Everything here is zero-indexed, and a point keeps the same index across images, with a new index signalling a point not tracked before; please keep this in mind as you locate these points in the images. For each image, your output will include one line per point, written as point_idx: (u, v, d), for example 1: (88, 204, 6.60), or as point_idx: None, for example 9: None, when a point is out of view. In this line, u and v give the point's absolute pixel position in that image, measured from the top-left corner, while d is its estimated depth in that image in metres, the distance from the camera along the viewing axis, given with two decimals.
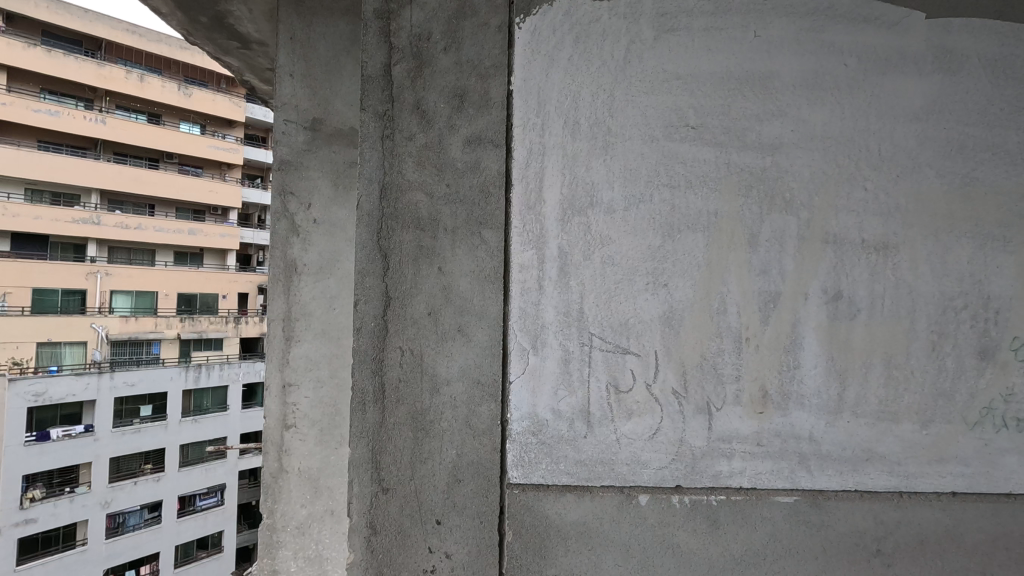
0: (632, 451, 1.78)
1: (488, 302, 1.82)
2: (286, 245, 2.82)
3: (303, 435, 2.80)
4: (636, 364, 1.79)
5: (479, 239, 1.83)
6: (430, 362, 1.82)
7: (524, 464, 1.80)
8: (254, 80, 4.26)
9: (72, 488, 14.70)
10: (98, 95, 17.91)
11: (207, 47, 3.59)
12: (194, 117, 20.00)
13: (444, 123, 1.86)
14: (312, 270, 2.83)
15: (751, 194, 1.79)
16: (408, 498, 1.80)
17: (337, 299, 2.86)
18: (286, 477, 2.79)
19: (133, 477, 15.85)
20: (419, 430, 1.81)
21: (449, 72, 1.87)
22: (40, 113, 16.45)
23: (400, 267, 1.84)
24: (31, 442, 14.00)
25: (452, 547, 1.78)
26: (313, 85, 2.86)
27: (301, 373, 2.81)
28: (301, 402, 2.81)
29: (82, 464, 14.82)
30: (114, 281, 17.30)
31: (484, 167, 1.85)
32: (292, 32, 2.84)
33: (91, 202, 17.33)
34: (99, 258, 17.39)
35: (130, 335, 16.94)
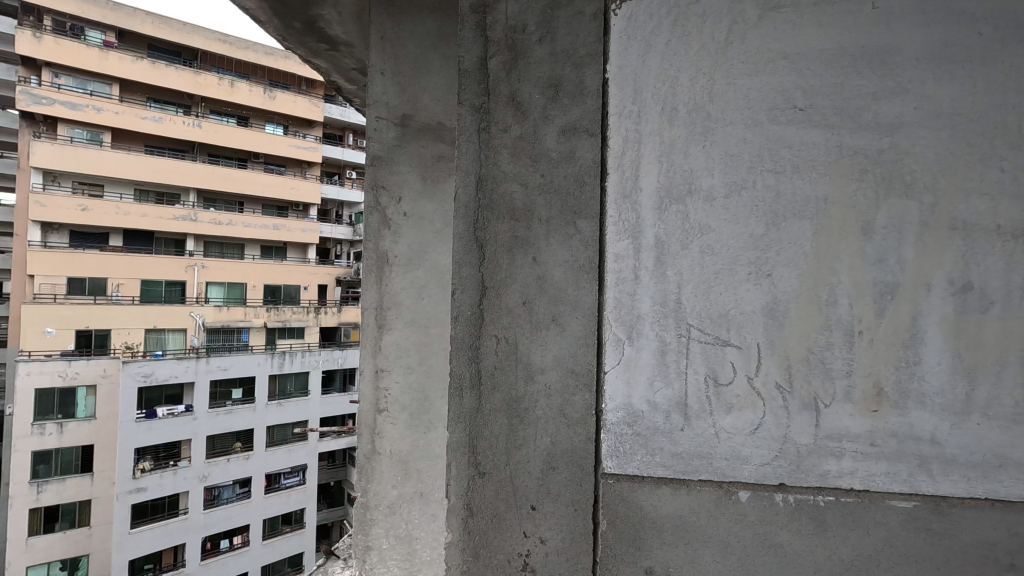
0: (732, 446, 1.73)
1: (582, 293, 1.82)
2: (378, 238, 2.94)
3: (393, 419, 2.93)
4: (736, 357, 1.73)
5: (574, 229, 1.83)
6: (525, 351, 1.85)
7: (620, 454, 1.80)
8: (340, 81, 4.47)
9: (176, 461, 16.27)
10: (194, 101, 19.46)
11: (300, 51, 3.80)
12: (278, 118, 21.20)
13: (539, 114, 1.88)
14: (402, 261, 2.94)
15: (866, 177, 1.68)
16: (504, 482, 1.84)
17: (425, 291, 2.94)
18: (378, 458, 2.95)
19: (226, 454, 17.32)
20: (515, 417, 1.85)
21: (544, 62, 1.88)
22: (146, 119, 17.94)
23: (495, 257, 1.88)
24: (141, 418, 15.53)
25: (546, 533, 1.81)
26: (403, 82, 2.97)
27: (391, 359, 2.92)
28: (392, 387, 2.93)
29: (183, 440, 16.40)
30: (209, 273, 18.89)
31: (579, 157, 1.85)
32: (382, 31, 2.93)
33: (189, 201, 19.02)
34: (196, 251, 19.08)
35: (223, 323, 18.49)
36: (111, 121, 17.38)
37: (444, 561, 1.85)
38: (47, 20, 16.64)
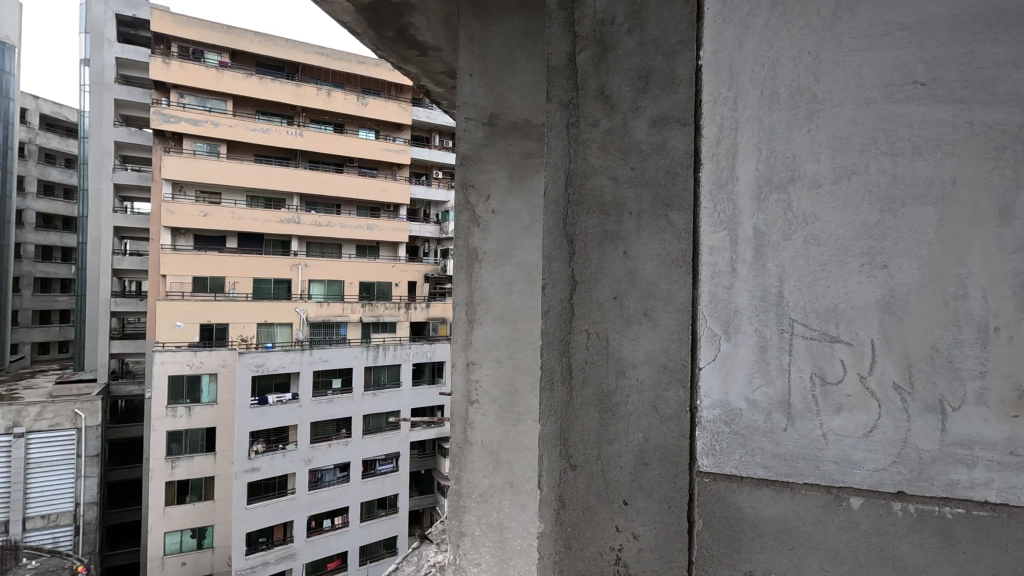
0: (842, 449, 1.62)
1: (675, 287, 1.78)
2: (468, 235, 3.04)
3: (484, 410, 3.01)
4: (847, 354, 1.61)
5: (665, 222, 1.80)
6: (616, 345, 1.84)
7: (716, 453, 1.75)
8: (430, 85, 4.64)
9: (284, 444, 17.70)
10: (296, 112, 20.94)
11: (392, 58, 4.00)
12: (370, 123, 22.33)
13: (629, 106, 1.85)
14: (491, 257, 3.01)
15: (1005, 156, 1.50)
16: (595, 477, 1.85)
17: (514, 286, 2.99)
18: (470, 448, 3.05)
19: (328, 440, 18.64)
20: (606, 411, 1.85)
21: (633, 54, 1.85)
22: (256, 131, 19.58)
23: (585, 252, 1.88)
24: (255, 404, 17.05)
25: (639, 529, 1.80)
26: (490, 82, 3.03)
27: (481, 352, 3.01)
28: (482, 379, 3.02)
29: (290, 425, 17.82)
30: (311, 271, 20.30)
31: (672, 148, 1.80)
32: (470, 34, 3.03)
33: (293, 204, 20.55)
34: (299, 252, 20.62)
35: (324, 318, 19.85)
36: (226, 134, 19.13)
37: (538, 550, 1.90)
38: (174, 47, 18.65)
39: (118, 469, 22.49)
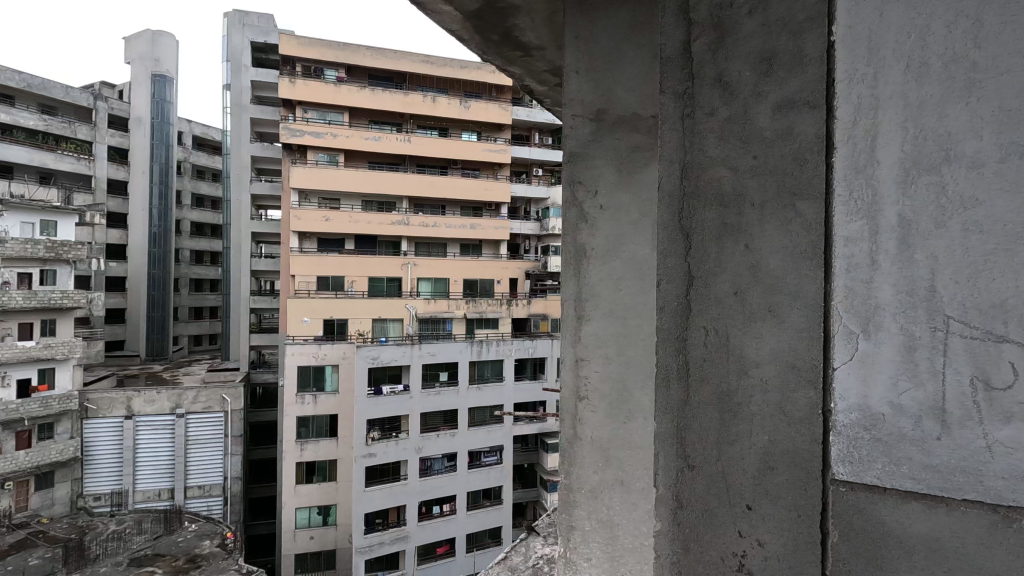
0: (1012, 465, 1.42)
1: (804, 282, 1.68)
2: (576, 231, 3.05)
3: (593, 406, 3.00)
4: (1019, 356, 1.41)
5: (793, 213, 1.70)
6: (738, 343, 1.78)
7: (854, 460, 1.61)
8: (534, 85, 4.67)
9: (397, 433, 18.92)
10: (405, 119, 22.14)
11: (497, 61, 4.10)
12: (473, 125, 22.99)
13: (751, 91, 1.77)
14: (598, 253, 2.98)
15: None
16: (715, 478, 1.80)
17: (623, 282, 2.91)
18: (580, 444, 3.05)
19: (436, 430, 19.60)
20: (727, 411, 1.80)
21: (755, 36, 1.77)
22: (369, 140, 20.99)
23: (702, 247, 1.85)
24: (371, 394, 18.46)
25: (764, 536, 1.72)
26: (597, 78, 3.02)
27: (590, 349, 3.00)
28: (591, 375, 3.00)
29: (402, 415, 18.99)
30: (420, 270, 21.37)
31: (799, 133, 1.69)
32: (576, 31, 3.03)
33: (403, 207, 21.78)
34: (409, 251, 21.80)
35: (432, 314, 20.88)
36: (343, 144, 20.69)
37: (654, 547, 1.90)
38: (299, 67, 20.54)
39: (258, 448, 25.40)
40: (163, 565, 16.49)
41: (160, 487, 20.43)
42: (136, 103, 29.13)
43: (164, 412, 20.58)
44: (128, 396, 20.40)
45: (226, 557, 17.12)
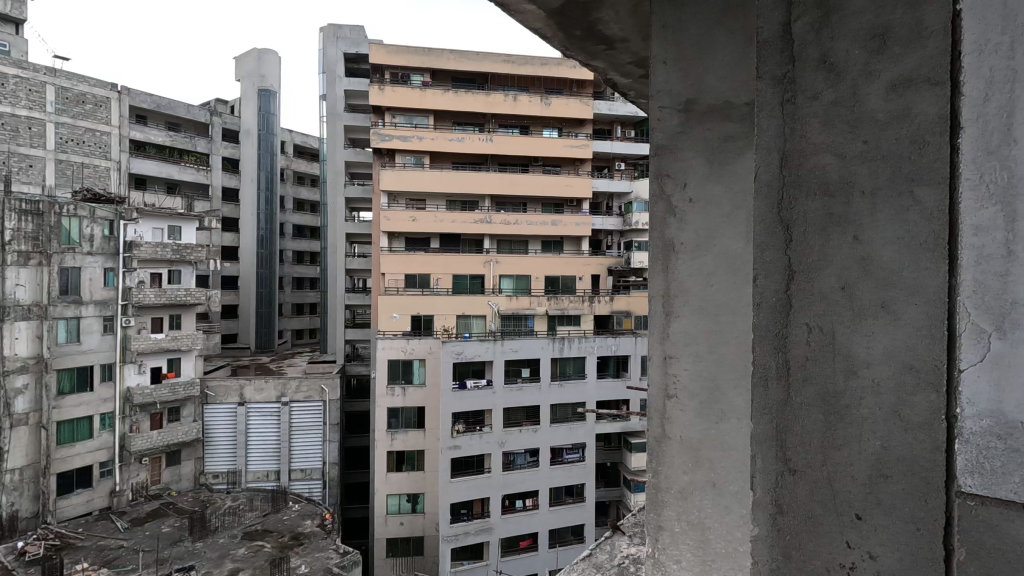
0: None
1: (923, 275, 1.54)
2: (665, 225, 2.97)
3: (683, 405, 2.90)
4: None
5: (910, 200, 1.56)
6: (845, 341, 1.67)
7: (981, 472, 1.47)
8: (617, 77, 4.56)
9: (481, 426, 19.40)
10: (487, 119, 22.55)
11: (580, 56, 4.08)
12: (553, 122, 22.94)
13: (861, 70, 1.65)
14: (689, 248, 2.88)
15: None
16: (820, 485, 1.70)
17: (715, 277, 2.78)
18: (669, 443, 2.97)
19: (518, 426, 19.88)
20: (832, 413, 1.69)
21: (864, 12, 1.65)
22: (453, 141, 21.60)
23: (805, 239, 1.75)
24: (456, 388, 19.07)
25: (877, 549, 1.60)
26: (685, 67, 2.91)
27: (679, 346, 2.89)
28: (680, 374, 2.90)
29: (486, 409, 19.45)
30: (502, 267, 21.66)
31: (916, 113, 1.56)
32: (662, 19, 2.93)
33: (485, 206, 22.19)
34: (491, 249, 22.16)
35: (514, 311, 21.17)
36: (428, 146, 21.44)
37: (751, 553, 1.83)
38: (387, 74, 21.56)
39: (353, 437, 27.01)
40: (271, 540, 18.05)
41: (268, 469, 22.22)
42: (246, 116, 31.84)
43: (271, 399, 22.39)
44: (240, 385, 22.44)
45: (325, 537, 18.44)
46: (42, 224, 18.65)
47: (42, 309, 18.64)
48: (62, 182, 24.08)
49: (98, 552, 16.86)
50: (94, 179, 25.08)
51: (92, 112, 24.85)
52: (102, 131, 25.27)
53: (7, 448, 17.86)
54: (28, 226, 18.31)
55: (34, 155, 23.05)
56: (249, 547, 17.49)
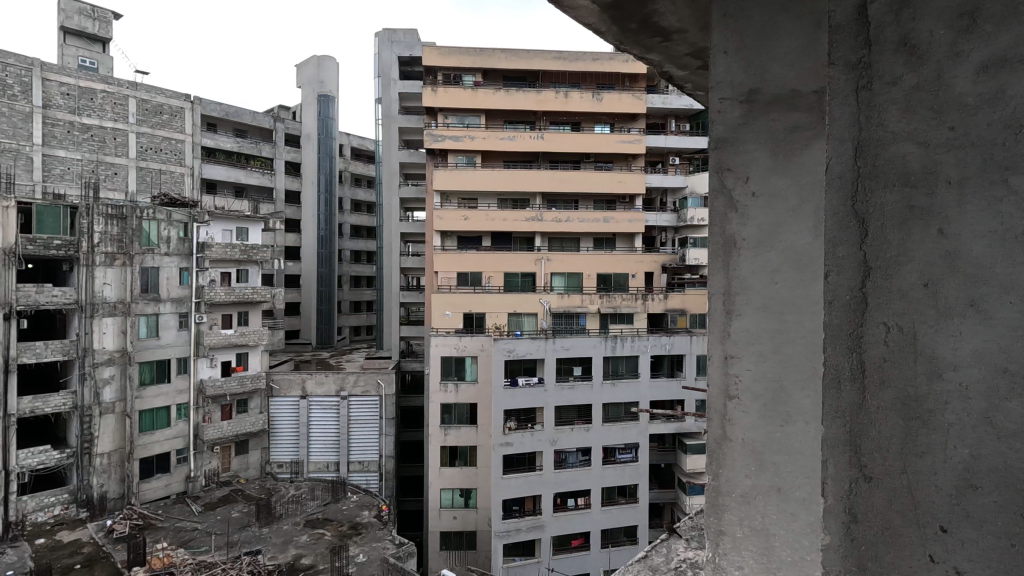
0: None
1: (1018, 271, 1.42)
2: (726, 221, 2.88)
3: (745, 406, 2.79)
4: None
5: (1003, 190, 1.45)
6: (928, 342, 1.57)
7: None
8: (673, 70, 4.43)
9: (533, 424, 19.47)
10: (538, 117, 22.52)
11: (635, 50, 4.01)
12: (605, 117, 22.64)
13: (945, 52, 1.55)
14: (751, 244, 2.76)
15: None
16: (900, 493, 1.62)
17: (779, 273, 2.66)
18: (730, 445, 2.87)
19: (570, 424, 19.80)
20: (913, 419, 1.60)
21: None
22: (504, 140, 21.70)
23: (883, 234, 1.66)
24: (508, 386, 19.20)
25: (964, 565, 1.50)
26: (747, 56, 2.80)
27: (741, 346, 2.79)
28: (742, 374, 2.80)
29: (537, 407, 19.49)
30: (553, 265, 21.60)
31: (1010, 96, 1.44)
32: (724, 8, 2.84)
33: (536, 203, 22.17)
34: (543, 247, 22.11)
35: (565, 309, 21.09)
36: (480, 145, 21.64)
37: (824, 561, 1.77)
38: (440, 76, 21.92)
39: (408, 431, 27.69)
40: (331, 528, 18.78)
41: (328, 460, 23.14)
42: (307, 121, 33.18)
43: (331, 393, 23.30)
44: (302, 379, 23.44)
45: (382, 527, 19.02)
46: (126, 227, 20.12)
47: (125, 306, 20.09)
48: (143, 188, 25.87)
49: (176, 533, 18.07)
50: (170, 185, 26.84)
51: (168, 122, 26.60)
52: (177, 139, 27.00)
53: (96, 434, 19.34)
54: (114, 229, 19.83)
55: (119, 164, 24.93)
56: (311, 534, 18.27)
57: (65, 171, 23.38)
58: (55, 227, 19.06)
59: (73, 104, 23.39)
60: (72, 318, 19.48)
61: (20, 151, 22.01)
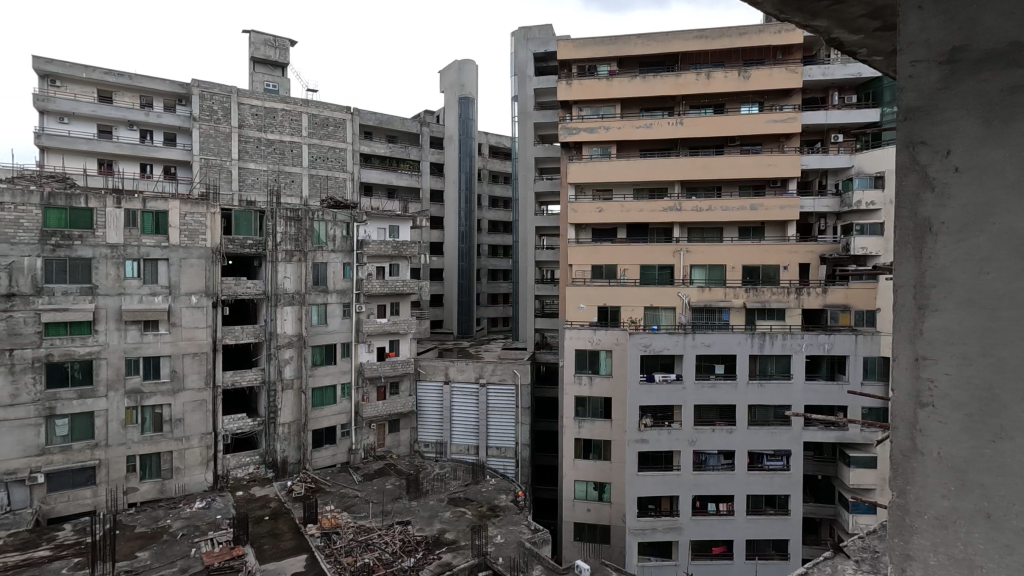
0: None
1: None
2: (917, 202, 2.50)
3: (942, 417, 2.40)
4: None
5: None
6: None
7: None
8: (843, 35, 3.92)
9: (670, 422, 18.80)
10: (677, 101, 21.45)
11: (797, 18, 3.67)
12: (753, 96, 20.96)
13: None
14: (952, 228, 2.37)
15: None
16: None
17: (990, 264, 2.26)
18: (921, 459, 2.46)
19: (711, 425, 18.75)
20: None
21: None
22: (640, 128, 21.03)
23: None
24: (644, 381, 18.73)
25: None
26: (949, 10, 2.38)
27: (938, 346, 2.41)
28: (939, 379, 2.41)
29: (675, 405, 18.76)
30: (693, 257, 20.51)
31: None
32: None
33: (675, 192, 21.21)
34: (682, 238, 21.10)
35: (706, 303, 20.03)
36: (615, 136, 21.21)
37: None
38: (574, 68, 21.88)
39: (543, 421, 28.28)
40: (471, 508, 19.89)
41: (468, 443, 24.57)
42: (449, 123, 35.14)
43: (471, 380, 24.65)
44: (445, 366, 25.05)
45: (517, 512, 19.71)
46: (300, 228, 23.01)
47: (301, 297, 23.01)
48: (314, 193, 29.38)
49: (341, 497, 20.41)
50: (335, 189, 30.11)
51: (333, 133, 29.85)
52: (340, 148, 30.15)
53: (279, 407, 22.46)
54: (292, 230, 22.76)
55: (295, 172, 28.63)
56: (453, 512, 19.52)
57: (255, 180, 27.50)
58: (248, 230, 22.44)
59: (262, 123, 27.48)
60: (262, 306, 22.76)
61: (223, 165, 26.57)
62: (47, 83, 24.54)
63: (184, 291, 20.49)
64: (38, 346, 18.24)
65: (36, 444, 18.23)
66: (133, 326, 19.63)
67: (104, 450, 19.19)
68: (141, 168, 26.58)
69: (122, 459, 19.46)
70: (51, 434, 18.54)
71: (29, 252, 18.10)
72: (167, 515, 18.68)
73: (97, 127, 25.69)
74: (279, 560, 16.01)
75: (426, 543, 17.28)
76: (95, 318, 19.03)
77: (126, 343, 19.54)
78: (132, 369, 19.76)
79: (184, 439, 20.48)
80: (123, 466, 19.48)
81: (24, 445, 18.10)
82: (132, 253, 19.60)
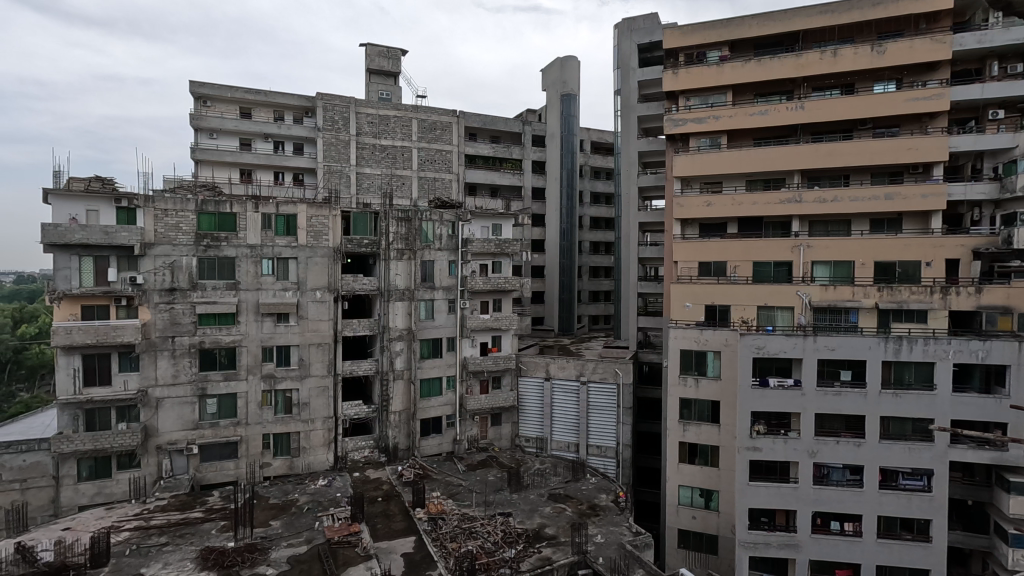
0: None
1: None
2: None
3: None
4: None
5: None
6: None
7: None
8: None
9: (787, 431, 17.54)
10: (797, 84, 19.80)
11: None
12: (888, 73, 18.89)
13: None
14: None
15: None
16: None
17: None
18: None
19: (836, 436, 17.17)
20: None
21: None
22: (755, 115, 19.70)
23: None
24: (757, 385, 17.57)
25: None
26: None
27: None
28: None
29: (793, 412, 17.41)
30: (815, 252, 18.87)
31: None
32: None
33: (793, 183, 19.67)
34: (802, 232, 19.58)
35: (830, 303, 18.31)
36: (726, 124, 20.07)
37: None
38: (682, 56, 21.03)
39: (645, 423, 27.51)
40: (572, 505, 19.91)
41: (569, 440, 24.61)
42: (552, 121, 35.24)
43: (572, 377, 24.62)
44: (546, 363, 25.21)
45: (619, 513, 19.41)
46: (410, 228, 24.25)
47: (411, 293, 24.27)
48: (423, 194, 30.85)
49: (446, 485, 21.32)
50: (442, 190, 31.39)
51: (440, 136, 31.13)
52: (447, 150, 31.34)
53: (391, 396, 23.87)
54: (402, 230, 24.08)
55: (406, 175, 30.26)
56: (553, 507, 19.67)
57: (370, 184, 29.44)
58: (365, 229, 24.07)
59: (376, 130, 29.37)
60: (376, 302, 24.34)
61: (343, 171, 28.83)
62: (201, 104, 28.10)
63: (311, 286, 22.50)
64: (193, 334, 20.95)
65: (191, 419, 20.96)
66: (268, 318, 21.89)
67: (244, 428, 21.61)
68: (275, 176, 29.49)
69: (259, 436, 21.83)
70: (203, 411, 21.22)
71: (187, 252, 20.86)
72: (295, 489, 20.66)
73: (240, 140, 28.93)
74: (391, 539, 17.06)
75: (527, 536, 17.59)
76: (237, 311, 21.46)
77: (262, 334, 21.83)
78: (268, 357, 22.03)
79: (309, 421, 22.48)
80: (259, 443, 21.84)
81: (183, 420, 20.88)
82: (267, 253, 21.84)
